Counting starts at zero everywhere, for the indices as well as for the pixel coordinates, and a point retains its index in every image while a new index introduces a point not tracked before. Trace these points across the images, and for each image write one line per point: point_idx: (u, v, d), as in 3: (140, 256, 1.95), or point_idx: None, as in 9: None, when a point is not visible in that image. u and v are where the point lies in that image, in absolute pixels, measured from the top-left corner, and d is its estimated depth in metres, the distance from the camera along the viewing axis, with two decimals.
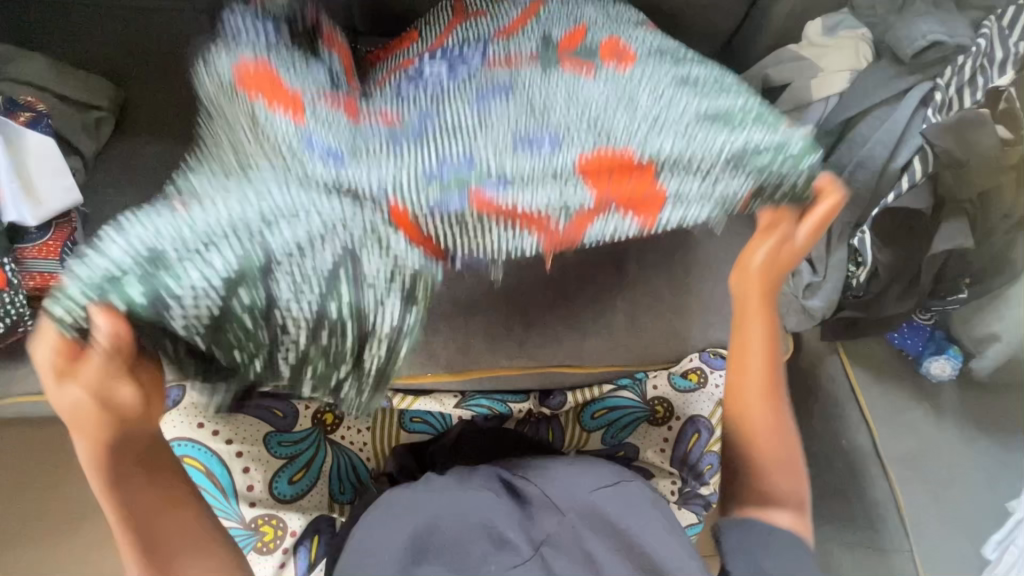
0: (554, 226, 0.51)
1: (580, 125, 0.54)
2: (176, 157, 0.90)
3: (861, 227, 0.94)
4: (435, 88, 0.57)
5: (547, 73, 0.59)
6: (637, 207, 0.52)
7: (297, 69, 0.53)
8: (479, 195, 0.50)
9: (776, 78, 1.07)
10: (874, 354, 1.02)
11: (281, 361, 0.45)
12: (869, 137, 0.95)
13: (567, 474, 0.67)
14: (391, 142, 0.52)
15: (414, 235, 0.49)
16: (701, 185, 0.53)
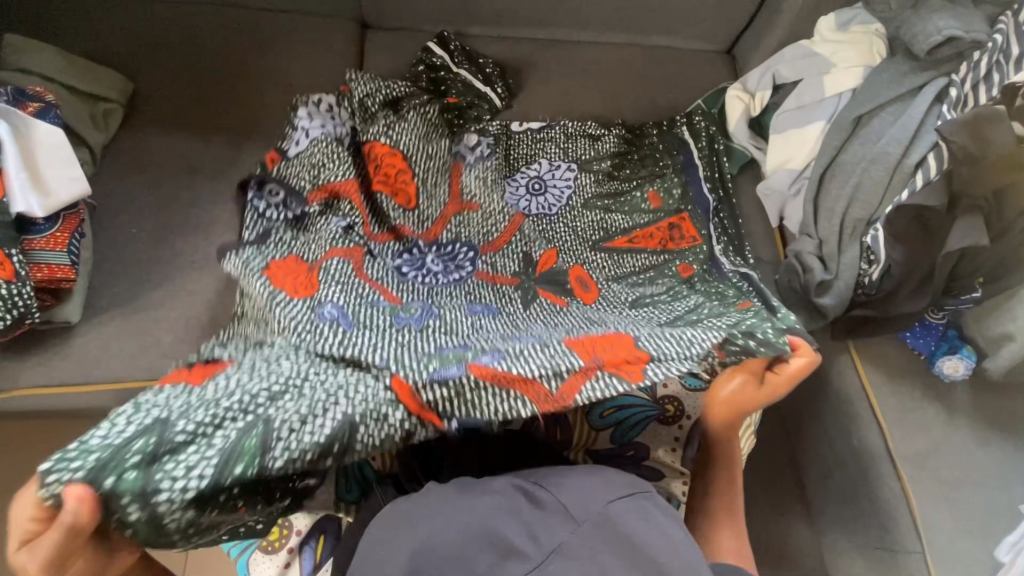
0: (545, 391, 0.65)
1: (561, 328, 0.77)
2: (185, 150, 0.89)
3: (875, 224, 0.94)
4: (445, 294, 0.85)
5: (530, 309, 0.85)
6: (606, 360, 0.67)
7: (311, 335, 0.68)
8: (478, 368, 0.65)
9: (787, 74, 1.07)
10: (887, 353, 0.99)
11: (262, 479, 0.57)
12: (883, 133, 0.95)
13: (583, 482, 0.61)
14: (416, 351, 0.68)
15: (412, 404, 0.62)
16: (668, 352, 0.70)
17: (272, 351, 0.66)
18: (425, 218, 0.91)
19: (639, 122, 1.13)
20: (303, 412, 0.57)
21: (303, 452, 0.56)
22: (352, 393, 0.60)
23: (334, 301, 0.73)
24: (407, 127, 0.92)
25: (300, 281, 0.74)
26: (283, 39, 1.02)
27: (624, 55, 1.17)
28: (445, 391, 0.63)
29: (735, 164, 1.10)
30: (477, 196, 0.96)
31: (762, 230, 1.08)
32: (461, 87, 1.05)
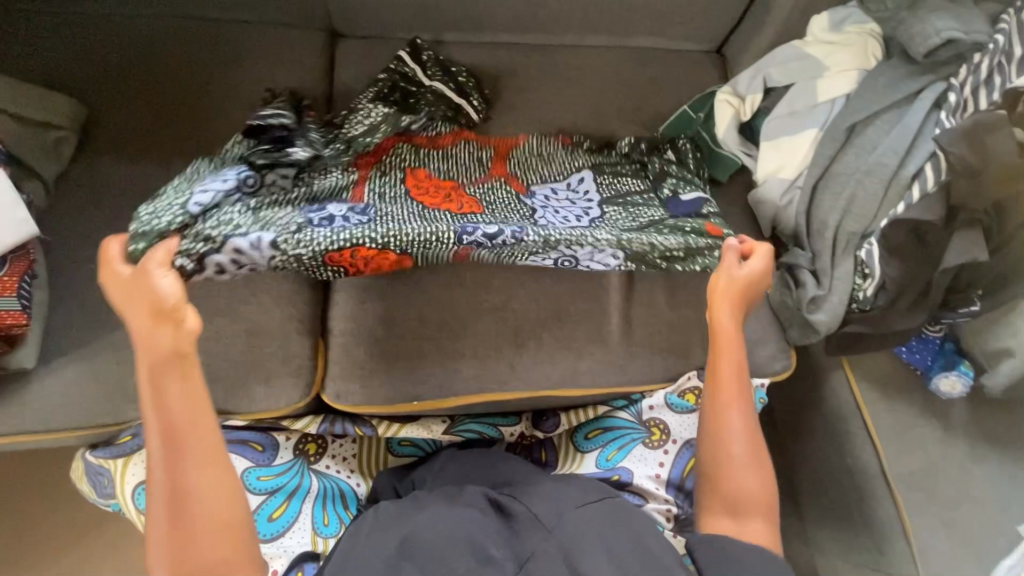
0: (495, 187, 0.92)
1: (516, 211, 0.89)
2: (145, 176, 0.85)
3: (869, 237, 0.90)
4: (415, 238, 0.77)
5: (512, 255, 0.82)
6: (500, 149, 0.98)
7: (282, 218, 0.75)
8: (418, 173, 0.90)
9: (781, 77, 1.01)
10: (880, 367, 0.97)
11: (329, 167, 0.85)
12: (879, 142, 0.90)
13: (552, 491, 0.70)
14: (392, 184, 0.87)
15: (444, 205, 0.86)
16: (556, 174, 0.98)
17: (305, 221, 0.75)
18: (385, 194, 0.85)
19: (625, 129, 1.08)
20: (378, 197, 0.84)
21: (378, 196, 0.85)
22: (404, 211, 0.82)
23: (334, 218, 0.77)
24: (357, 121, 0.90)
25: (312, 181, 0.82)
26: (246, 52, 0.97)
27: (608, 57, 1.12)
28: (389, 183, 0.87)
29: (725, 172, 1.05)
30: (448, 174, 0.92)
31: (754, 240, 1.05)
32: (426, 98, 0.96)
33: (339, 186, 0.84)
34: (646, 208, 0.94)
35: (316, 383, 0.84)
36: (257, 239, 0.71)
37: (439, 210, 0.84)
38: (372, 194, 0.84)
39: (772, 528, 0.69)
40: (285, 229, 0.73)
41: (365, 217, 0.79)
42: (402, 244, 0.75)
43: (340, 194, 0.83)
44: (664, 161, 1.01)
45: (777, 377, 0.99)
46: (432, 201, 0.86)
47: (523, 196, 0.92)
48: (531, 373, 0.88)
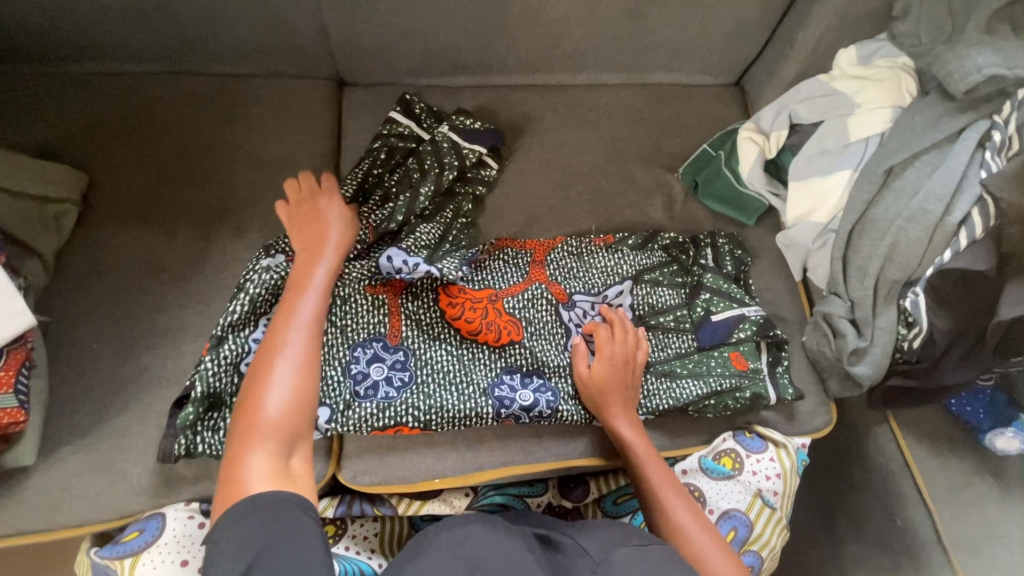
0: (532, 296, 0.86)
1: (552, 338, 0.84)
2: (148, 247, 0.81)
3: (914, 286, 0.85)
4: (457, 388, 0.78)
5: (556, 396, 0.81)
6: (536, 252, 0.91)
7: (333, 386, 0.76)
8: (450, 289, 0.82)
9: (807, 114, 0.96)
10: (927, 420, 0.91)
11: (357, 291, 0.80)
12: (920, 186, 0.85)
13: (604, 529, 0.64)
14: (424, 307, 0.82)
15: (481, 333, 0.81)
16: (594, 282, 0.89)
17: (347, 382, 0.76)
18: (420, 321, 0.81)
19: (645, 170, 1.03)
20: (416, 324, 0.81)
21: (413, 324, 0.81)
22: (441, 353, 0.80)
23: (374, 370, 0.77)
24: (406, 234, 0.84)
25: (345, 309, 0.79)
26: (251, 107, 0.93)
27: (624, 96, 1.08)
28: (420, 306, 0.82)
29: (752, 215, 1.01)
30: (483, 282, 0.86)
31: (785, 285, 1.00)
32: (444, 147, 0.91)
33: (369, 315, 0.80)
34: (675, 337, 0.89)
35: (332, 463, 0.78)
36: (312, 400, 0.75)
37: (477, 342, 0.82)
38: (410, 317, 0.81)
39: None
40: (334, 386, 0.76)
41: (406, 369, 0.78)
42: (442, 422, 0.77)
43: (377, 330, 0.79)
44: (703, 266, 0.94)
45: (818, 434, 0.92)
46: (468, 327, 0.82)
47: (565, 307, 0.86)
48: (557, 443, 0.83)
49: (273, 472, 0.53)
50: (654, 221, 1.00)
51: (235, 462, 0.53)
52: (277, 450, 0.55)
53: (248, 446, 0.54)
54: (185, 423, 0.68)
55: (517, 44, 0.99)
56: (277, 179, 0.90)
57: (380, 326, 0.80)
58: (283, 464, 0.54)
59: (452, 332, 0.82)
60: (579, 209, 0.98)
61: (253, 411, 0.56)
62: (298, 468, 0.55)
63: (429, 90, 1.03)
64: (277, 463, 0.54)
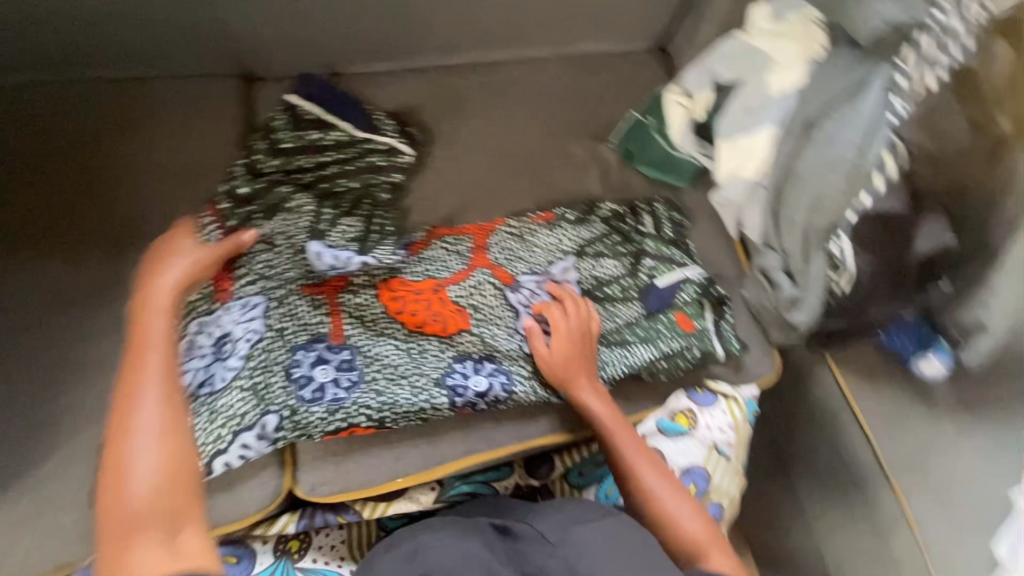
0: (475, 280, 0.84)
1: (501, 322, 0.83)
2: (55, 279, 0.76)
3: (839, 232, 0.88)
4: (409, 383, 0.77)
5: (512, 378, 0.81)
6: (478, 237, 0.89)
7: (276, 396, 0.72)
8: (392, 284, 0.82)
9: (727, 74, 0.98)
10: (864, 356, 0.96)
11: (289, 296, 0.77)
12: (836, 136, 0.87)
13: (557, 510, 0.68)
14: (367, 304, 0.80)
15: (428, 324, 0.80)
16: (538, 261, 0.89)
17: (291, 391, 0.73)
18: (363, 319, 0.79)
19: (579, 143, 1.02)
20: (357, 323, 0.78)
21: (355, 323, 0.78)
22: (388, 350, 0.78)
23: (320, 375, 0.74)
24: (331, 230, 0.80)
25: (281, 317, 0.76)
26: (153, 115, 0.87)
27: (552, 69, 1.06)
28: (362, 303, 0.80)
29: (683, 176, 1.04)
30: (426, 273, 0.84)
31: (722, 244, 1.03)
32: (352, 139, 0.88)
33: (304, 319, 0.76)
34: (623, 306, 0.90)
35: (287, 477, 0.75)
36: (256, 416, 0.71)
37: (424, 334, 0.80)
38: (353, 316, 0.79)
39: (732, 558, 0.72)
40: (276, 398, 0.72)
41: (354, 369, 0.76)
42: (396, 418, 0.75)
43: (318, 333, 0.77)
44: (643, 233, 0.96)
45: (764, 382, 0.95)
46: (414, 320, 0.80)
47: (511, 289, 0.85)
48: (517, 425, 0.83)
49: (158, 557, 0.56)
50: (593, 193, 1.00)
51: (112, 555, 0.56)
52: (164, 536, 0.57)
53: (123, 541, 0.57)
54: None
55: (436, 22, 0.95)
56: (192, 189, 0.84)
57: (320, 329, 0.77)
58: (175, 542, 0.57)
59: (398, 327, 0.80)
60: (517, 189, 0.97)
61: (118, 501, 0.58)
62: (187, 543, 0.57)
63: (349, 78, 0.97)
64: (163, 546, 0.56)
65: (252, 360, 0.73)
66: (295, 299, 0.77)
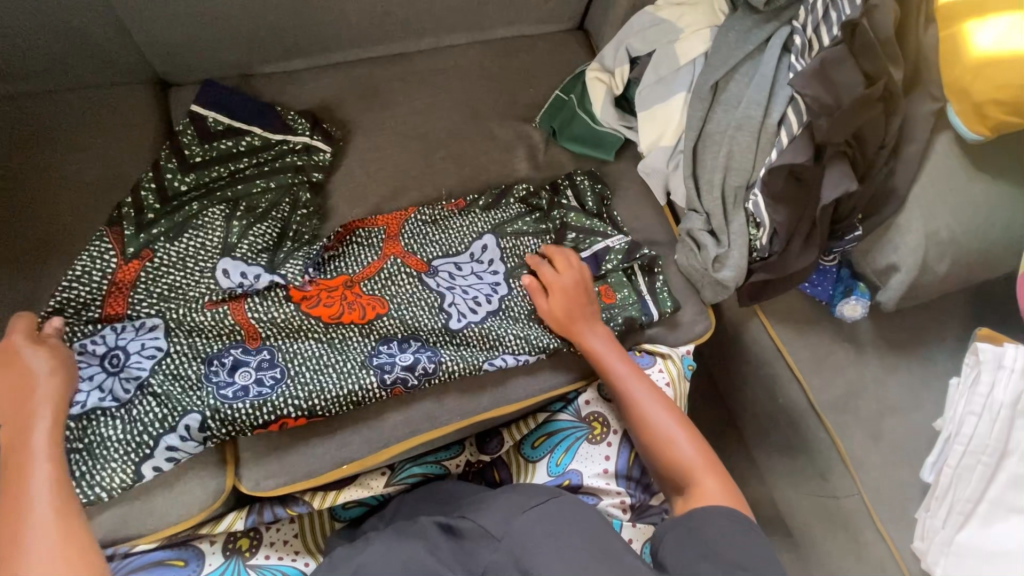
0: (389, 272, 0.85)
1: (422, 304, 0.83)
2: None
3: (753, 188, 0.92)
4: (335, 370, 0.77)
5: (440, 356, 0.81)
6: (391, 227, 0.89)
7: (188, 404, 0.71)
8: (303, 284, 0.80)
9: (639, 47, 1.01)
10: (790, 307, 1.00)
11: (196, 307, 0.76)
12: (742, 96, 0.92)
13: (505, 502, 0.68)
14: (277, 306, 0.78)
15: (345, 318, 0.80)
16: (453, 245, 0.89)
17: (204, 399, 0.71)
18: (274, 321, 0.77)
19: (503, 125, 1.04)
20: (270, 328, 0.77)
21: (268, 326, 0.77)
22: (306, 350, 0.77)
23: (238, 377, 0.74)
24: (240, 239, 0.80)
25: (188, 330, 0.75)
26: (60, 130, 0.85)
27: (472, 55, 1.08)
28: (270, 305, 0.78)
29: (611, 150, 1.05)
30: (339, 270, 0.84)
31: (652, 210, 1.06)
32: (266, 143, 0.89)
33: (211, 330, 0.75)
34: (550, 281, 0.90)
35: (230, 475, 0.75)
36: (174, 423, 0.70)
37: (343, 324, 0.80)
38: (265, 321, 0.77)
39: (723, 481, 0.71)
40: (191, 403, 0.71)
41: (276, 366, 0.76)
42: (326, 405, 0.76)
43: (232, 339, 0.76)
44: (562, 208, 0.98)
45: (700, 339, 1.00)
46: (330, 312, 0.80)
47: (427, 276, 0.86)
48: (458, 402, 0.84)
49: None
50: (520, 173, 1.02)
51: None
52: None
53: None
54: None
55: (348, 16, 0.96)
56: (108, 200, 0.83)
57: (235, 336, 0.76)
58: None
59: (315, 325, 0.79)
60: (445, 174, 0.98)
61: None
62: None
63: (267, 78, 0.98)
64: None
65: (162, 374, 0.72)
66: (199, 312, 0.75)
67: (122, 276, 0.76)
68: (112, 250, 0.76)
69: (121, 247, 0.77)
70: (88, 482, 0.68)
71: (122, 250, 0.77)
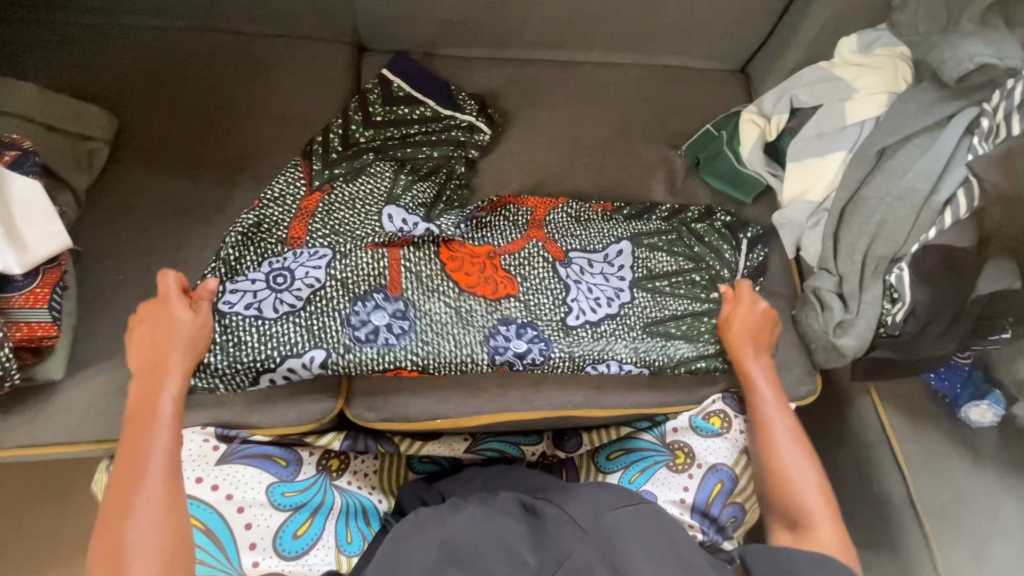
0: (529, 252, 0.90)
1: (549, 293, 0.88)
2: (171, 190, 0.86)
3: (900, 262, 0.89)
4: (457, 336, 0.82)
5: (552, 348, 0.84)
6: (537, 210, 0.95)
7: (330, 333, 0.79)
8: (452, 244, 0.87)
9: (806, 99, 1.01)
10: (909, 394, 0.95)
11: (355, 244, 0.83)
12: (909, 167, 0.89)
13: (591, 493, 0.71)
14: (426, 261, 0.85)
15: (480, 288, 0.86)
16: (591, 241, 0.94)
17: (344, 330, 0.79)
18: (417, 276, 0.84)
19: (649, 147, 1.07)
20: (413, 280, 0.84)
21: (412, 279, 0.84)
22: (440, 305, 0.83)
23: (375, 316, 0.81)
24: (407, 192, 0.89)
25: (345, 263, 0.82)
26: (273, 66, 0.98)
27: (633, 76, 1.12)
28: (421, 258, 0.85)
29: (749, 193, 1.05)
30: (483, 239, 0.90)
31: (778, 261, 1.04)
32: (439, 115, 0.98)
33: (364, 264, 0.82)
34: (672, 299, 0.92)
35: (340, 399, 0.82)
36: (310, 344, 0.78)
37: (474, 294, 0.85)
38: (411, 272, 0.84)
39: (840, 534, 0.74)
40: (330, 333, 0.79)
41: (406, 318, 0.82)
42: (440, 366, 0.82)
43: (377, 283, 0.82)
44: (697, 237, 0.98)
45: (803, 401, 0.98)
46: (466, 279, 0.86)
47: (560, 265, 0.90)
48: (553, 393, 0.86)
49: None
50: (655, 194, 1.04)
51: None
52: None
53: None
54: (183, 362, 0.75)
55: (533, 18, 1.03)
56: (297, 134, 0.94)
57: (378, 279, 0.83)
58: None
59: (452, 289, 0.85)
60: (585, 179, 1.03)
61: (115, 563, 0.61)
62: None
63: (447, 59, 1.07)
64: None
65: (315, 297, 0.80)
66: (358, 250, 0.83)
67: (305, 202, 0.86)
68: (303, 179, 0.87)
69: (310, 176, 0.87)
70: (216, 371, 0.75)
71: (309, 180, 0.87)
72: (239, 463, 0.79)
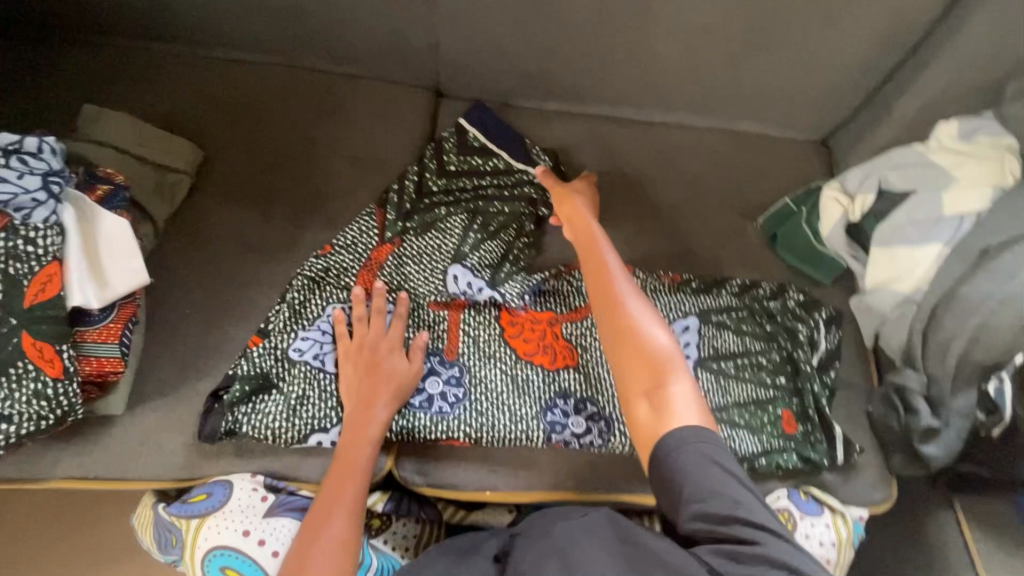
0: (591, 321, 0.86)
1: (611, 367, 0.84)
2: (245, 226, 0.86)
3: (1001, 371, 0.80)
4: (511, 406, 0.79)
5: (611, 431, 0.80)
6: None
7: None
8: (513, 309, 0.85)
9: (898, 182, 0.94)
10: (998, 515, 0.86)
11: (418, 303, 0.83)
12: (1017, 270, 0.80)
13: (563, 517, 0.63)
14: (485, 325, 0.83)
15: (539, 359, 0.83)
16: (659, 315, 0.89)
17: None
18: (475, 341, 0.82)
19: (723, 217, 1.04)
20: (472, 345, 0.82)
21: (471, 344, 0.82)
22: (497, 373, 0.81)
23: (431, 381, 0.79)
24: (476, 250, 0.87)
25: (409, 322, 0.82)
26: (354, 107, 0.98)
27: (712, 141, 1.09)
28: (481, 322, 0.83)
29: (828, 273, 1.02)
30: (547, 304, 0.87)
31: (853, 350, 0.99)
32: (513, 169, 0.96)
33: (427, 326, 0.82)
34: (736, 384, 0.88)
35: (390, 457, 0.78)
36: None
37: (531, 364, 0.82)
38: (471, 337, 0.83)
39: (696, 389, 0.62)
40: None
41: (461, 386, 0.80)
42: (492, 441, 0.78)
43: (435, 344, 0.82)
44: (769, 319, 0.94)
45: (876, 509, 0.90)
46: (525, 348, 0.83)
47: None
48: (608, 474, 0.82)
49: None
50: (727, 267, 1.00)
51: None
52: None
53: None
54: (232, 398, 0.73)
55: (615, 78, 1.01)
56: (371, 178, 0.93)
57: (438, 342, 0.82)
58: None
59: (508, 357, 0.82)
60: (655, 245, 0.99)
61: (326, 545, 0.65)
62: None
63: (524, 111, 1.06)
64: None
65: None
66: (421, 310, 0.83)
67: (373, 252, 0.85)
68: (377, 228, 0.87)
69: (380, 226, 0.87)
70: (265, 421, 0.73)
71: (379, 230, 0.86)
72: (285, 518, 0.73)
